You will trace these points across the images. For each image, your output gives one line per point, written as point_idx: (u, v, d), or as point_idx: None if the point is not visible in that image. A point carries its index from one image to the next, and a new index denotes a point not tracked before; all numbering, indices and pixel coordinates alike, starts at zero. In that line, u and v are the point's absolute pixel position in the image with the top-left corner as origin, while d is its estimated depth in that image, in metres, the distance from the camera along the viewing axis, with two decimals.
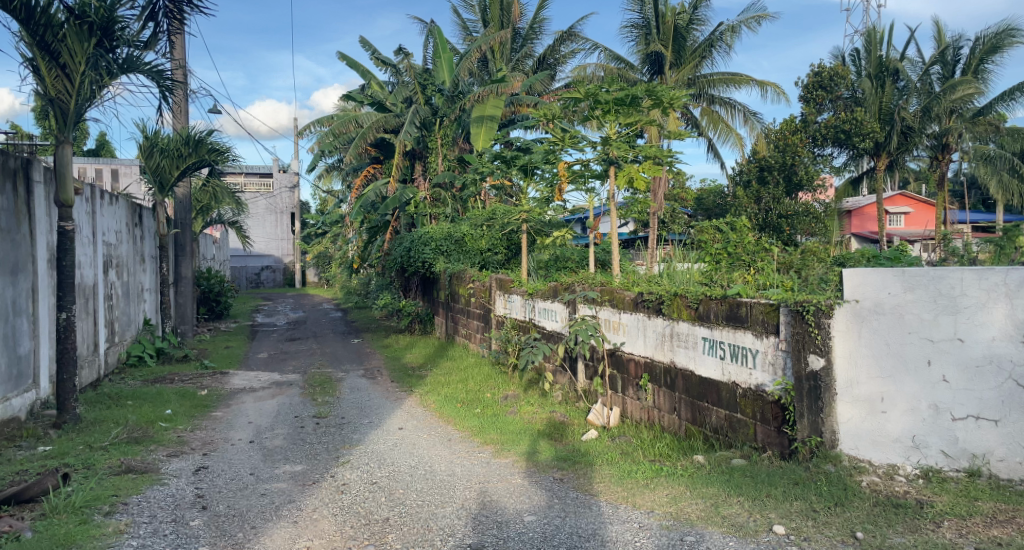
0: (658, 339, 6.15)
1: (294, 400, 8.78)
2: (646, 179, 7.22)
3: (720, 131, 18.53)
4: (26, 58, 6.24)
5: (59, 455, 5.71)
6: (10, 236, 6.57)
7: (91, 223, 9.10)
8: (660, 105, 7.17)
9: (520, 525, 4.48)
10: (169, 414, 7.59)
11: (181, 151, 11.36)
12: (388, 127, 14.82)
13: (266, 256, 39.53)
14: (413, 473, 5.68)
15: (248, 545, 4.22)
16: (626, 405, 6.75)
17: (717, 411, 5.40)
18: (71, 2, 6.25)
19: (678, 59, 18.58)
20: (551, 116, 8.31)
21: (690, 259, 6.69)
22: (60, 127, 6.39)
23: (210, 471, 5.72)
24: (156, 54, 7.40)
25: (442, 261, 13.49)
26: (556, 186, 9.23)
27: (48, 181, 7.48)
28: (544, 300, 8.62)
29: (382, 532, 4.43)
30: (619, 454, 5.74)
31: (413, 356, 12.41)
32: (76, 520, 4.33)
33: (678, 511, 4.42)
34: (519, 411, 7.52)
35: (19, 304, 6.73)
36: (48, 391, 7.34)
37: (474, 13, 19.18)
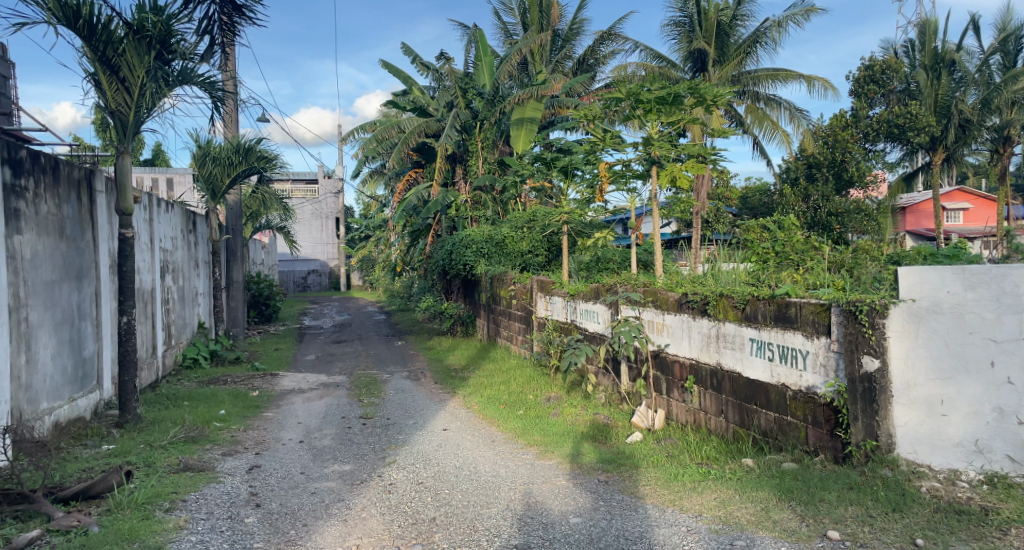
0: (704, 340, 6.07)
1: (342, 401, 8.95)
2: (689, 178, 7.15)
3: (766, 129, 18.17)
4: (89, 73, 6.50)
5: (121, 453, 5.93)
6: (75, 244, 6.86)
7: (150, 230, 9.47)
8: (703, 103, 7.09)
9: (566, 526, 4.49)
10: (223, 414, 7.83)
11: (231, 159, 11.70)
12: (430, 132, 14.98)
13: (313, 260, 40.33)
14: (459, 473, 5.74)
15: (300, 543, 4.32)
16: (671, 407, 6.68)
17: (766, 413, 5.30)
18: (131, 18, 6.46)
19: (722, 56, 18.22)
20: (592, 116, 8.27)
21: (735, 259, 6.59)
22: (121, 138, 6.67)
23: (263, 470, 5.88)
24: (210, 66, 7.65)
25: (483, 263, 13.66)
26: (597, 187, 9.19)
27: (109, 191, 7.80)
28: (585, 302, 8.60)
29: (429, 532, 4.49)
30: (665, 456, 5.70)
31: (456, 357, 12.54)
32: (139, 515, 4.50)
33: (727, 515, 4.37)
34: (562, 413, 7.53)
35: (84, 309, 7.04)
36: (110, 392, 7.64)
37: (513, 17, 19.26)
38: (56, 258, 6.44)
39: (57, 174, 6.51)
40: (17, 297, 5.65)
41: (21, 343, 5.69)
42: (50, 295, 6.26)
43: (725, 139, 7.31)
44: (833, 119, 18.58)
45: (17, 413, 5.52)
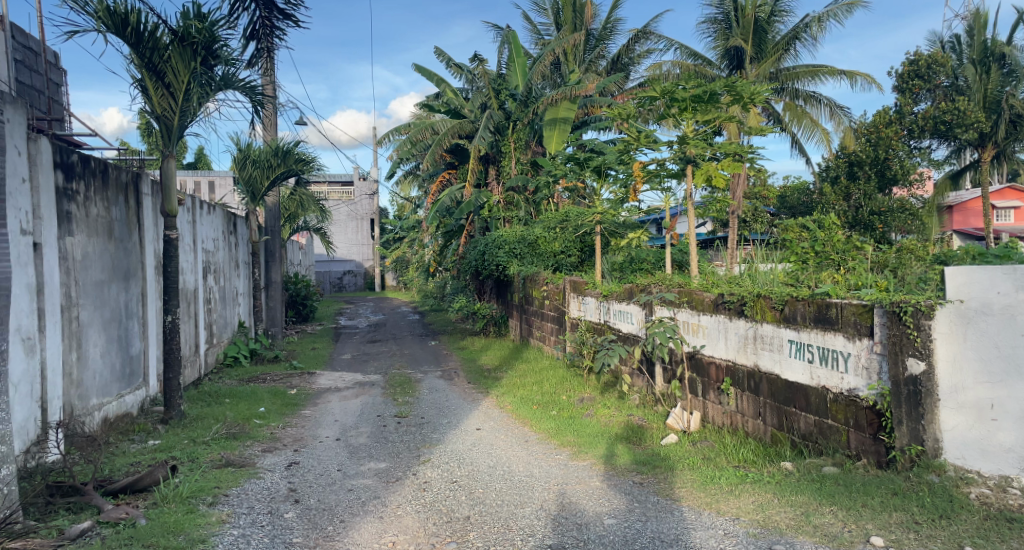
0: (741, 342, 5.99)
1: (377, 400, 9.04)
2: (725, 177, 7.08)
3: (805, 127, 17.84)
4: (135, 79, 6.69)
5: (166, 448, 6.10)
6: (122, 245, 7.07)
7: (192, 231, 9.71)
8: (740, 100, 6.98)
9: (600, 527, 4.48)
10: (263, 411, 7.99)
11: (270, 162, 11.92)
12: (463, 133, 15.07)
13: (348, 261, 40.93)
14: (492, 473, 5.75)
15: (338, 538, 4.39)
16: (707, 409, 6.60)
17: (806, 416, 5.21)
18: (176, 25, 6.62)
19: (760, 53, 18.01)
20: (626, 115, 8.22)
21: (773, 260, 6.48)
22: (166, 143, 6.89)
23: (301, 466, 5.98)
24: (251, 71, 7.82)
25: (516, 264, 13.63)
26: (630, 187, 9.12)
27: (155, 193, 8.02)
28: (619, 302, 8.56)
29: (463, 530, 4.51)
30: (701, 459, 5.64)
31: (489, 357, 12.58)
32: (184, 509, 4.62)
33: (766, 519, 4.31)
34: (596, 414, 7.49)
35: (131, 308, 7.26)
36: (156, 389, 7.86)
37: (546, 17, 19.26)
38: (105, 258, 6.65)
39: (106, 177, 6.72)
40: (68, 296, 5.84)
41: (72, 340, 5.88)
42: (99, 295, 6.46)
43: (763, 137, 7.20)
44: (876, 115, 18.12)
45: (68, 409, 5.71)
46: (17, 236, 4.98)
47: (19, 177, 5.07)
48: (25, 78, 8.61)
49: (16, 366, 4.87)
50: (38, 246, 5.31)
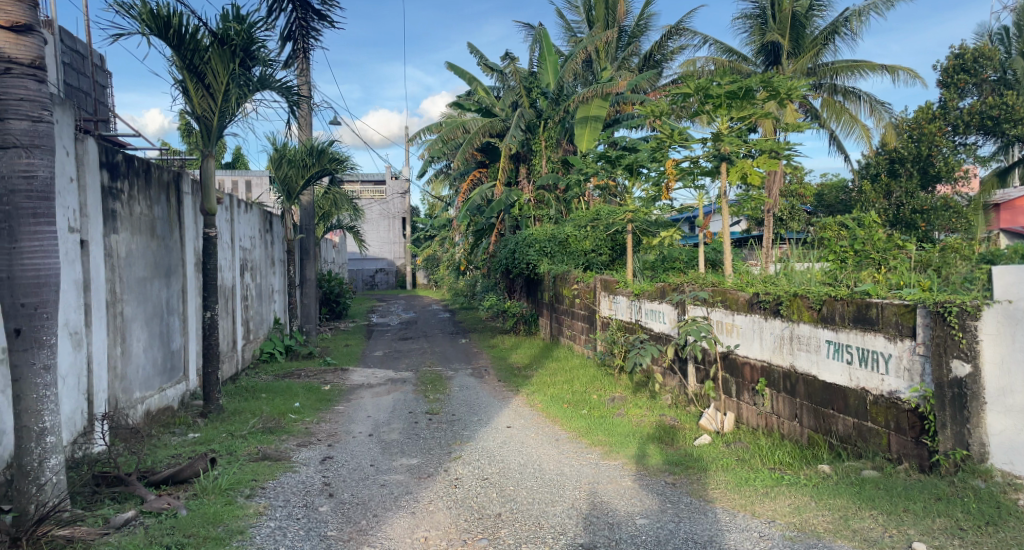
0: (777, 342, 5.90)
1: (408, 396, 9.12)
2: (761, 174, 6.97)
3: (844, 123, 17.46)
4: (177, 80, 6.86)
5: (205, 441, 6.23)
6: (164, 243, 7.25)
7: (230, 230, 9.91)
8: (776, 96, 6.88)
9: (632, 527, 4.45)
10: (298, 406, 8.12)
11: (306, 161, 12.09)
12: (494, 132, 15.10)
13: (380, 259, 41.36)
14: (523, 471, 5.76)
15: (371, 532, 4.44)
16: (741, 410, 6.51)
17: (844, 418, 5.11)
18: (216, 27, 6.74)
19: (797, 48, 17.70)
20: (659, 112, 8.14)
21: (809, 259, 6.35)
22: (205, 142, 7.08)
23: (335, 461, 6.07)
24: (288, 71, 7.95)
25: (547, 262, 13.69)
26: (663, 185, 9.03)
27: (195, 192, 8.19)
28: (651, 302, 8.48)
29: (494, 527, 4.52)
30: (735, 460, 5.57)
31: (519, 356, 12.59)
32: (223, 500, 4.72)
33: (803, 522, 4.24)
34: (627, 413, 7.44)
35: (172, 304, 7.44)
36: (195, 383, 8.06)
37: (579, 14, 19.21)
38: (148, 256, 6.82)
39: (149, 177, 6.89)
40: (113, 292, 6.00)
41: (117, 335, 6.05)
42: (142, 291, 6.64)
43: (800, 133, 7.07)
44: (918, 111, 17.67)
45: (113, 401, 5.88)
46: (66, 233, 5.14)
47: (66, 177, 5.22)
48: (73, 80, 8.87)
49: (64, 359, 5.03)
50: (85, 243, 5.47)
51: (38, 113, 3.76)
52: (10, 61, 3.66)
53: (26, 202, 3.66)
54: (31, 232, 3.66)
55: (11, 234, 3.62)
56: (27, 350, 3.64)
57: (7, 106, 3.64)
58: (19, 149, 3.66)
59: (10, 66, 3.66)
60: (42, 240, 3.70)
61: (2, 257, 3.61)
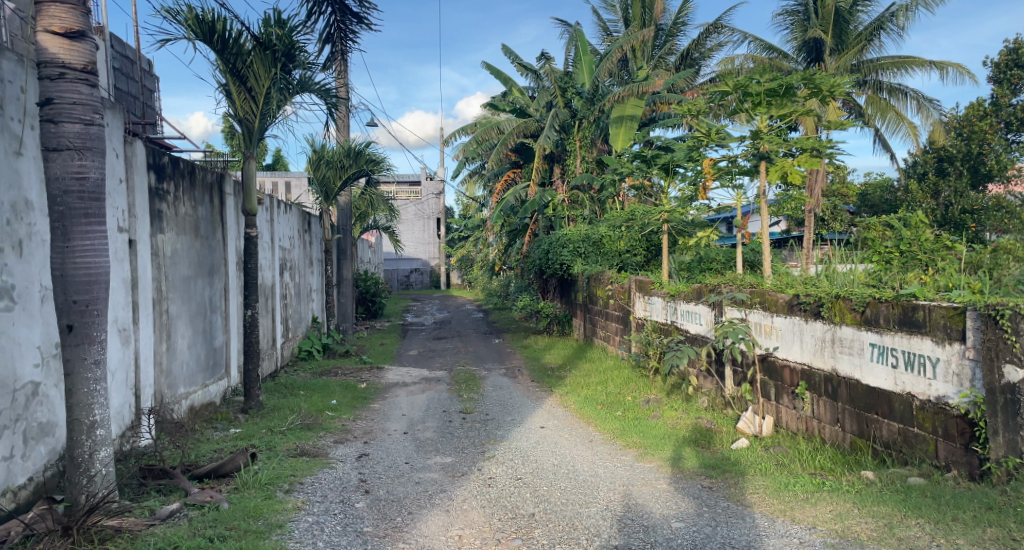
0: (817, 345, 5.77)
1: (443, 395, 9.18)
2: (802, 173, 6.81)
3: (890, 120, 16.99)
4: (220, 84, 7.02)
5: (246, 437, 6.36)
6: (207, 242, 7.42)
7: (271, 230, 10.12)
8: (818, 93, 6.74)
9: (668, 530, 4.41)
10: (335, 404, 8.24)
11: (343, 162, 12.25)
12: (529, 132, 15.11)
13: (415, 259, 41.71)
14: (557, 471, 5.74)
15: (406, 530, 4.48)
16: (780, 414, 6.39)
17: (889, 424, 4.99)
18: (258, 32, 6.87)
19: (840, 44, 17.34)
20: (696, 110, 8.04)
21: (853, 260, 6.20)
22: (247, 144, 7.25)
23: (371, 458, 6.13)
24: (326, 73, 8.06)
25: (580, 263, 13.59)
26: (699, 185, 8.92)
27: (237, 193, 8.37)
28: (687, 302, 8.38)
29: (529, 527, 4.52)
30: (775, 465, 5.47)
31: (552, 356, 12.57)
32: (263, 495, 4.81)
33: (846, 529, 4.15)
34: (662, 416, 7.36)
35: (215, 302, 7.62)
36: (236, 380, 8.24)
37: (615, 13, 19.11)
38: (192, 255, 6.98)
39: (193, 178, 7.06)
40: (159, 290, 6.16)
41: (163, 333, 6.21)
42: (186, 289, 6.80)
43: (843, 131, 6.89)
44: (969, 108, 17.16)
45: (158, 397, 6.04)
46: (115, 233, 5.30)
47: (116, 178, 5.38)
48: (122, 84, 9.14)
49: (113, 354, 5.19)
50: (133, 243, 5.62)
51: (90, 117, 3.87)
52: (65, 67, 3.79)
53: (78, 203, 3.77)
54: (82, 232, 3.77)
55: (64, 234, 3.73)
56: (78, 346, 3.76)
57: (61, 110, 3.77)
58: (72, 152, 3.78)
59: (65, 71, 3.79)
60: (92, 240, 3.82)
61: (55, 256, 3.72)
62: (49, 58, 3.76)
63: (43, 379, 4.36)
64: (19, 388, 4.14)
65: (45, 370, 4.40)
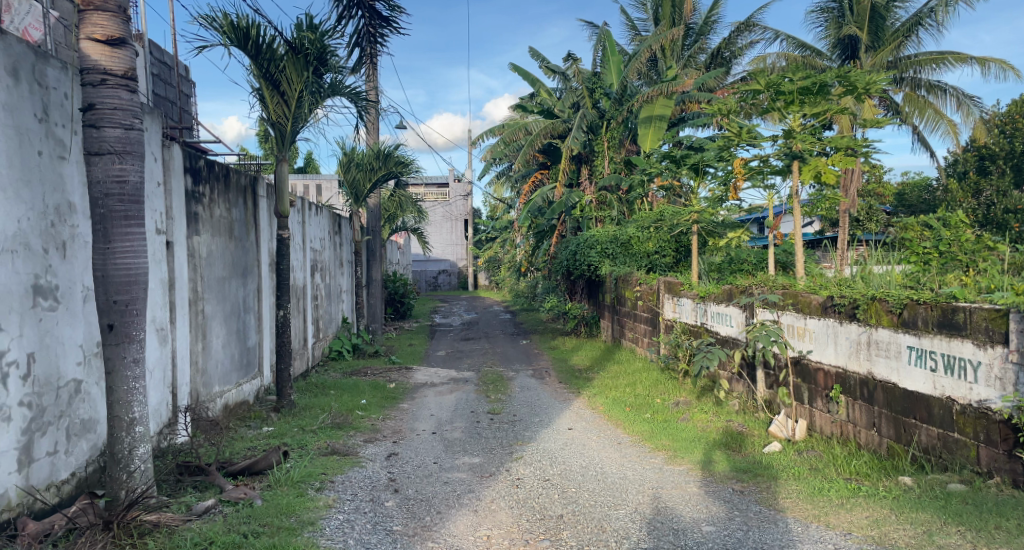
0: (852, 348, 5.65)
1: (471, 396, 9.22)
2: (836, 173, 6.70)
3: (929, 118, 16.60)
4: (254, 88, 7.14)
5: (279, 435, 6.46)
6: (241, 244, 7.55)
7: (302, 231, 10.27)
8: (853, 91, 6.61)
9: (698, 533, 4.36)
10: (364, 403, 8.32)
11: (373, 165, 12.36)
12: (557, 133, 15.09)
13: (443, 260, 41.98)
14: (585, 473, 5.72)
15: (435, 529, 4.50)
16: (813, 418, 6.28)
17: (928, 428, 4.88)
18: (291, 37, 6.97)
19: (876, 41, 17.02)
20: (726, 110, 7.94)
21: (890, 261, 6.07)
22: (279, 147, 7.38)
23: (400, 457, 6.18)
24: (356, 77, 8.14)
25: (608, 264, 13.56)
26: (730, 185, 8.80)
27: (269, 195, 8.50)
28: (717, 304, 8.29)
29: (557, 528, 4.51)
30: (808, 469, 5.39)
31: (580, 358, 12.54)
32: (295, 492, 4.88)
33: (883, 536, 4.06)
34: (692, 418, 7.28)
35: (248, 303, 7.75)
36: (269, 379, 8.36)
37: (645, 13, 19.00)
38: (227, 256, 7.11)
39: (228, 181, 7.18)
40: (195, 291, 6.28)
41: (198, 332, 6.33)
42: (221, 290, 6.93)
43: (879, 129, 6.74)
44: (1013, 105, 16.77)
45: (194, 395, 6.17)
46: (153, 235, 5.42)
47: (155, 182, 5.50)
48: (160, 90, 9.34)
49: (151, 354, 5.31)
50: (171, 245, 5.75)
51: (130, 122, 3.96)
52: (106, 73, 3.89)
53: (118, 205, 3.86)
54: (123, 233, 3.87)
55: (105, 236, 3.82)
56: (119, 344, 3.86)
57: (102, 116, 3.86)
58: (112, 156, 3.87)
59: (106, 77, 3.89)
60: (132, 241, 3.91)
61: (97, 257, 3.82)
62: (91, 65, 3.86)
63: (85, 377, 4.48)
64: (63, 385, 4.25)
65: (87, 368, 4.51)
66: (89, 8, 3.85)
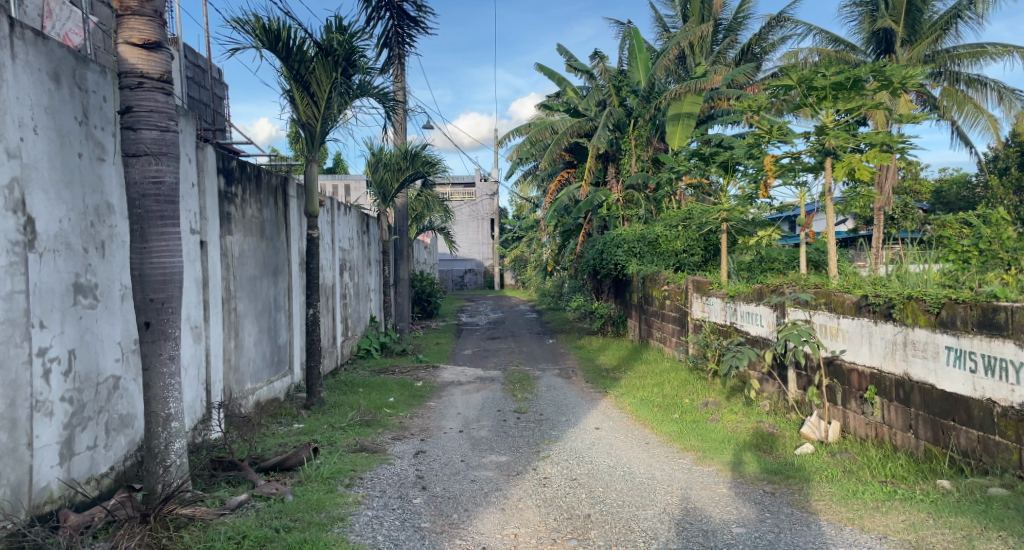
0: (888, 348, 5.53)
1: (497, 394, 9.22)
2: (871, 169, 6.55)
3: (968, 113, 16.18)
4: (284, 90, 7.23)
5: (309, 432, 6.53)
6: (272, 243, 7.65)
7: (331, 231, 10.37)
8: (889, 86, 6.46)
9: (728, 535, 4.31)
10: (392, 401, 8.38)
11: (400, 165, 12.42)
12: (583, 132, 15.02)
13: (469, 259, 42.17)
14: (613, 473, 5.69)
15: (462, 526, 4.51)
16: (847, 419, 6.15)
17: (967, 431, 4.75)
18: (321, 39, 7.04)
19: (913, 35, 16.67)
20: (756, 107, 7.82)
21: (927, 259, 5.93)
22: (309, 148, 7.47)
23: (428, 455, 6.21)
24: (384, 77, 8.19)
25: (635, 262, 13.46)
26: (760, 182, 8.66)
27: (300, 195, 8.62)
28: (747, 303, 8.18)
29: (584, 528, 4.49)
30: (841, 471, 5.29)
31: (607, 357, 12.50)
32: (325, 488, 4.93)
33: (920, 540, 3.97)
34: (722, 419, 7.20)
35: (279, 301, 7.86)
36: (299, 377, 8.47)
37: (673, 10, 18.83)
38: (258, 255, 7.22)
39: (259, 181, 7.29)
40: (228, 290, 6.39)
41: (231, 330, 6.44)
42: (253, 289, 7.04)
43: (916, 124, 6.59)
44: None
45: (227, 391, 6.28)
46: (188, 234, 5.52)
47: (189, 182, 5.60)
48: (194, 92, 9.50)
49: (186, 351, 5.41)
50: (204, 244, 5.85)
51: (165, 124, 4.04)
52: (142, 76, 3.96)
53: (155, 206, 3.94)
54: (158, 233, 3.94)
55: (142, 235, 3.90)
56: (155, 342, 3.93)
57: (139, 118, 3.94)
58: (149, 157, 3.95)
59: (142, 81, 3.97)
60: (168, 240, 3.98)
61: (134, 256, 3.90)
62: (129, 68, 3.94)
63: (123, 373, 4.59)
64: (102, 381, 4.36)
65: (125, 364, 4.62)
66: (127, 13, 3.93)
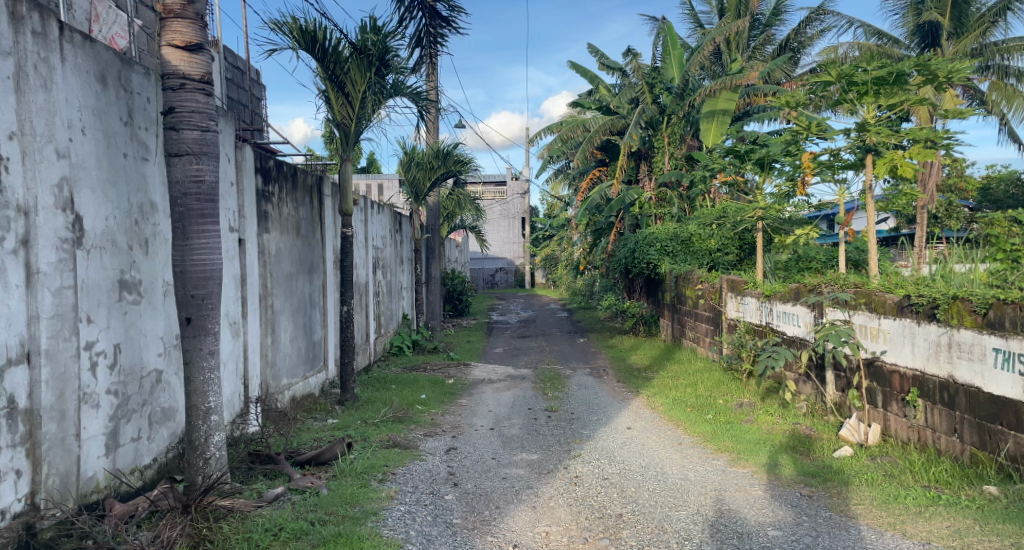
0: (932, 350, 5.38)
1: (528, 393, 9.23)
2: (914, 166, 6.37)
3: (1018, 107, 15.48)
4: (320, 90, 7.33)
5: (343, 427, 6.61)
6: (307, 241, 7.76)
7: (365, 229, 10.47)
8: (933, 80, 6.28)
9: (764, 538, 4.24)
10: (424, 398, 8.44)
11: (432, 164, 12.46)
12: (616, 129, 14.90)
13: (500, 258, 42.28)
14: (645, 473, 5.65)
15: (494, 523, 4.53)
16: (888, 422, 6.00)
17: (1016, 436, 4.59)
18: (355, 39, 7.11)
19: (959, 27, 16.24)
20: (795, 103, 7.66)
21: (973, 259, 5.75)
22: (344, 147, 7.56)
23: (459, 452, 6.24)
24: (417, 76, 8.24)
25: (668, 261, 13.19)
26: (798, 180, 8.50)
27: (334, 194, 8.73)
28: (784, 303, 8.02)
29: (616, 528, 4.46)
30: (882, 475, 5.17)
31: (639, 356, 12.43)
32: (359, 483, 4.99)
33: (966, 547, 3.86)
34: (756, 420, 7.09)
35: (314, 298, 7.96)
36: (333, 373, 8.58)
37: (709, 5, 18.61)
38: (294, 253, 7.32)
39: (295, 180, 7.40)
40: (265, 287, 6.50)
41: (268, 326, 6.55)
42: (289, 286, 7.15)
43: (962, 120, 6.38)
44: None
45: (264, 386, 6.39)
46: (227, 233, 5.64)
47: (228, 182, 5.71)
48: (233, 93, 9.67)
49: (225, 346, 5.53)
50: (242, 242, 5.95)
51: (206, 124, 4.12)
52: (185, 78, 4.05)
53: (196, 204, 4.02)
54: (199, 231, 4.02)
55: (183, 233, 3.99)
56: (195, 337, 4.02)
57: (181, 118, 4.03)
58: (190, 157, 4.03)
59: (184, 82, 4.05)
60: (208, 239, 4.06)
61: (176, 253, 3.99)
62: (171, 70, 4.03)
63: (166, 367, 4.70)
64: (146, 375, 4.47)
65: (167, 359, 4.73)
66: (171, 15, 4.02)
